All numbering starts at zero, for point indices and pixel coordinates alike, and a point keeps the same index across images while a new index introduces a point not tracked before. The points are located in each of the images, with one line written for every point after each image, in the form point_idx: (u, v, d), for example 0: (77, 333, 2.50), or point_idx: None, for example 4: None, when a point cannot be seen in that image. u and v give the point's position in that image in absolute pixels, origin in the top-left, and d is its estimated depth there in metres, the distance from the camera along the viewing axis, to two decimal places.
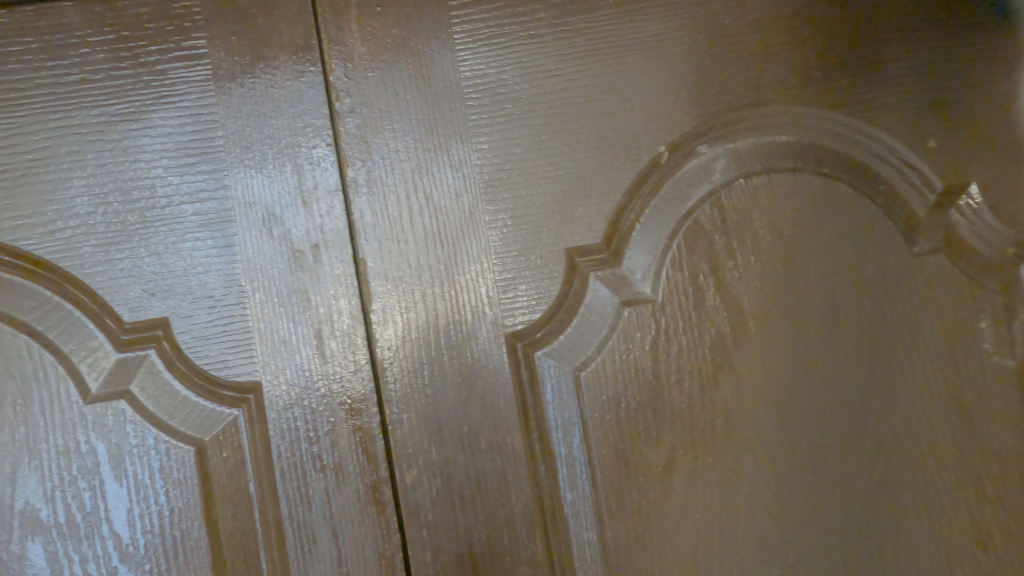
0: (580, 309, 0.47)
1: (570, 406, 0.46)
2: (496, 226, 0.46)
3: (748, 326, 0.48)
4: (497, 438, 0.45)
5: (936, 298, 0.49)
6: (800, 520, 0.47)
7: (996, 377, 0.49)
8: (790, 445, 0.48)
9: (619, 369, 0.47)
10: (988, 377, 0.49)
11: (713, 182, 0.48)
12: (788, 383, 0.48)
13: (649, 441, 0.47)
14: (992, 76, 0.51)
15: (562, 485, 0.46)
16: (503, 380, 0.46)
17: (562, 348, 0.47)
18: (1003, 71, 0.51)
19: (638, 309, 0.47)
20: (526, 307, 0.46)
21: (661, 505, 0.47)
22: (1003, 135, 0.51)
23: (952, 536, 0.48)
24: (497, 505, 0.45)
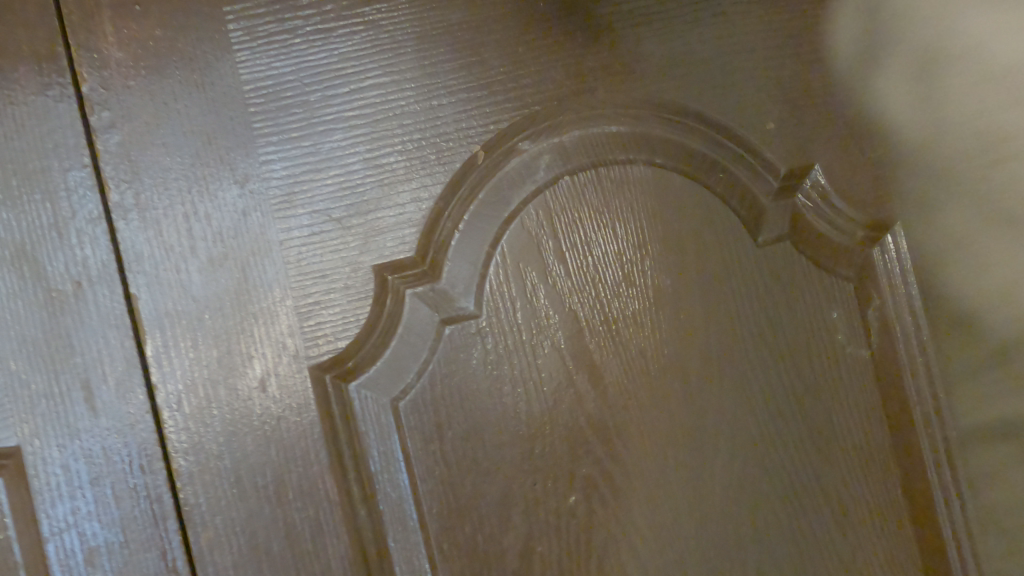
0: (396, 331, 0.42)
1: (389, 440, 0.42)
2: (292, 246, 0.41)
3: (585, 333, 0.44)
4: (306, 484, 0.40)
5: (783, 293, 0.46)
6: (649, 544, 0.44)
7: (852, 375, 0.47)
8: (637, 465, 0.44)
9: (443, 395, 0.42)
10: (849, 375, 0.47)
11: (536, 181, 0.44)
12: (629, 398, 0.44)
13: (481, 471, 0.42)
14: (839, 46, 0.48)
15: (388, 527, 0.41)
16: (310, 418, 0.41)
17: (378, 376, 0.42)
18: (853, 38, 0.48)
19: (461, 327, 0.43)
20: (331, 334, 0.41)
21: (498, 539, 0.42)
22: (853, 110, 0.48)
23: (811, 542, 0.46)
24: (312, 558, 0.40)
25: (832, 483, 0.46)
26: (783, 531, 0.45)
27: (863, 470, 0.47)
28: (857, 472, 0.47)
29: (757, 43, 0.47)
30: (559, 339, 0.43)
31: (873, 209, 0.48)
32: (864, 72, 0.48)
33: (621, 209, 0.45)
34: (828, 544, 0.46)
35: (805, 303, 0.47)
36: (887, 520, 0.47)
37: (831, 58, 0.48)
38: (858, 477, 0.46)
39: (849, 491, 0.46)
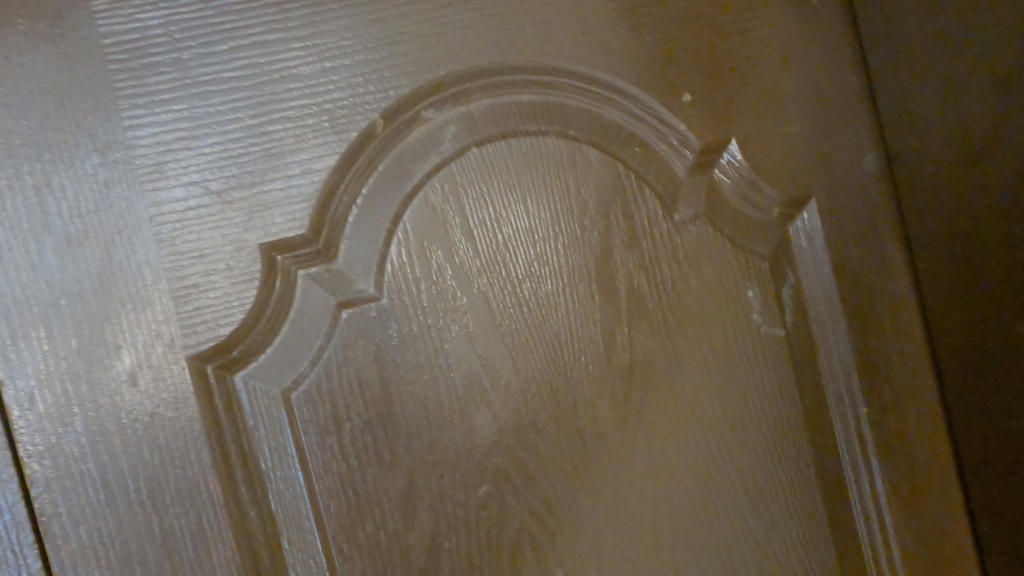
0: (288, 316, 0.39)
1: (281, 434, 0.38)
2: (164, 223, 0.37)
3: (495, 315, 0.41)
4: (185, 487, 0.36)
5: (702, 271, 0.45)
6: (563, 535, 0.42)
7: (770, 354, 0.46)
8: (551, 454, 0.42)
9: (340, 384, 0.39)
10: (766, 355, 0.46)
11: (441, 152, 0.41)
12: (543, 383, 0.42)
13: (384, 465, 0.39)
14: (757, 17, 0.46)
15: (281, 528, 0.38)
16: (188, 414, 0.37)
17: (267, 366, 0.38)
18: (771, 10, 0.46)
19: (360, 310, 0.39)
20: (211, 320, 0.37)
21: (402, 536, 0.40)
22: (770, 83, 0.47)
23: (728, 525, 0.45)
24: (194, 566, 0.37)
25: (747, 464, 0.45)
26: (699, 515, 0.45)
27: (778, 451, 0.46)
28: (773, 454, 0.46)
29: (676, 9, 0.45)
30: (467, 322, 0.41)
31: (788, 186, 0.47)
32: (781, 45, 0.47)
33: (532, 184, 0.42)
34: (744, 525, 0.45)
35: (725, 282, 0.45)
36: (802, 499, 0.47)
37: (750, 29, 0.46)
38: (773, 458, 0.46)
39: (765, 472, 0.46)
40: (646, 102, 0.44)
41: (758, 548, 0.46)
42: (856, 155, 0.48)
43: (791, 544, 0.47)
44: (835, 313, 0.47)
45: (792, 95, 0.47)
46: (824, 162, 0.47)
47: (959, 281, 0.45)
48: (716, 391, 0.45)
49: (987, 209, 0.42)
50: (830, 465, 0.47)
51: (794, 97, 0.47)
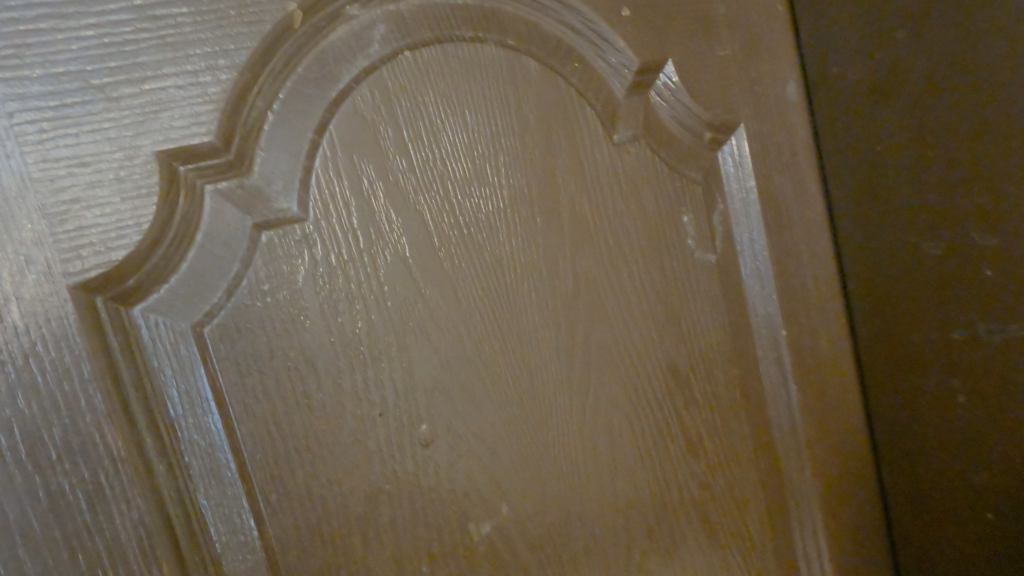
0: (195, 239, 0.33)
1: (193, 374, 0.33)
2: (29, 122, 0.30)
3: (432, 239, 0.38)
4: (76, 440, 0.31)
5: (639, 195, 0.44)
6: (508, 473, 0.40)
7: (702, 279, 0.46)
8: (496, 388, 0.40)
9: (261, 318, 0.34)
10: (699, 279, 0.46)
11: (369, 56, 0.36)
12: (486, 313, 0.39)
13: (314, 407, 0.36)
14: None
15: (196, 482, 0.33)
16: (75, 354, 0.30)
17: (171, 298, 0.33)
18: None
19: (282, 233, 0.35)
20: (99, 243, 0.31)
21: (338, 483, 0.36)
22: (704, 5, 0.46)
23: (666, 451, 0.45)
24: (92, 533, 0.31)
25: (682, 391, 0.46)
26: (640, 443, 0.44)
27: (710, 375, 0.47)
28: (705, 379, 0.47)
29: None
30: (402, 246, 0.37)
31: (718, 111, 0.47)
32: None
33: (470, 97, 0.39)
34: (680, 451, 0.46)
35: (662, 207, 0.44)
36: (731, 423, 0.48)
37: None
38: (705, 384, 0.47)
39: (697, 397, 0.46)
40: (585, 14, 0.42)
41: (693, 471, 0.46)
42: (779, 84, 0.49)
43: (722, 464, 0.48)
44: (759, 240, 0.48)
45: (722, 19, 0.46)
46: (752, 89, 0.47)
47: (871, 204, 0.49)
48: (654, 317, 0.44)
49: (904, 130, 0.45)
50: (755, 387, 0.49)
51: (724, 21, 0.46)
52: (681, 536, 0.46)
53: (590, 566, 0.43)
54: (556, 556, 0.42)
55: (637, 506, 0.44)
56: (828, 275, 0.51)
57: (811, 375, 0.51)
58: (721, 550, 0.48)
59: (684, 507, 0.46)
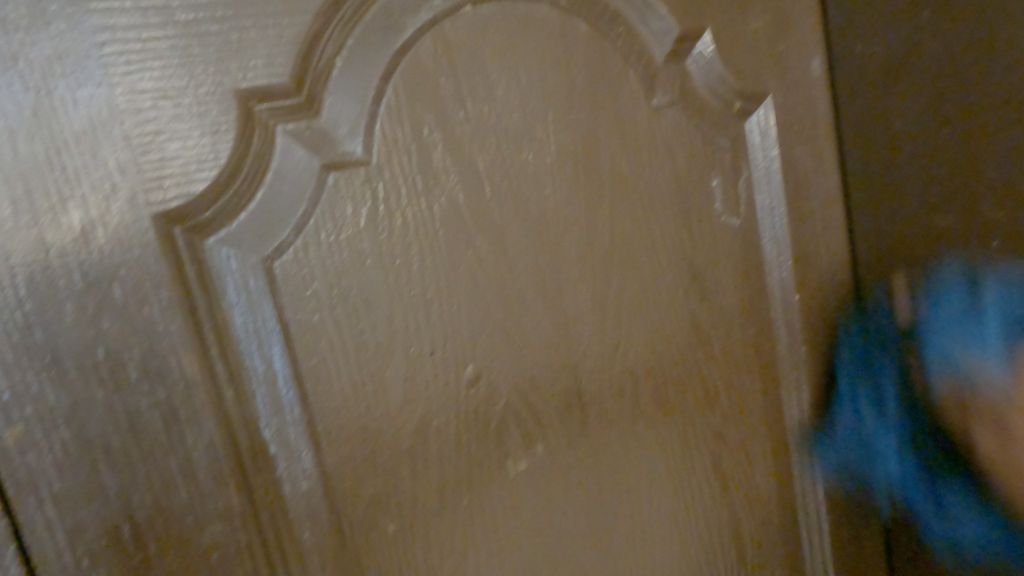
0: (266, 177, 0.34)
1: (261, 306, 0.35)
2: (117, 54, 0.31)
3: (483, 189, 0.40)
4: (154, 362, 0.32)
5: (674, 158, 0.46)
6: (544, 415, 0.43)
7: (727, 242, 0.49)
8: (537, 334, 0.42)
9: (325, 255, 0.36)
10: (724, 241, 0.49)
11: (432, 7, 0.37)
12: (530, 262, 0.41)
13: (371, 342, 0.37)
14: None
15: (262, 410, 0.35)
16: (155, 280, 0.32)
17: (243, 233, 0.34)
18: None
19: (347, 175, 0.36)
20: (179, 175, 0.32)
21: (390, 416, 0.38)
22: None
23: (686, 402, 0.48)
24: (167, 451, 0.33)
25: (702, 347, 0.48)
26: (664, 392, 0.47)
27: (729, 333, 0.50)
28: (724, 336, 0.49)
29: None
30: (456, 194, 0.39)
31: (748, 82, 0.49)
32: None
33: (524, 54, 0.40)
34: (697, 403, 0.48)
35: (693, 171, 0.47)
36: (744, 381, 0.51)
37: None
38: (723, 342, 0.49)
39: (716, 353, 0.49)
40: None
41: (709, 422, 0.49)
42: (806, 58, 0.51)
43: (735, 418, 0.50)
44: (778, 208, 0.51)
45: None
46: (780, 63, 0.50)
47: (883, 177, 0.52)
48: (682, 274, 0.47)
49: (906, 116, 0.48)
50: (769, 346, 0.51)
51: None
52: (695, 482, 0.49)
53: (613, 506, 0.46)
54: (582, 494, 0.45)
55: (657, 452, 0.47)
56: (839, 244, 0.54)
57: (819, 340, 0.53)
58: (729, 497, 0.51)
59: (698, 456, 0.49)
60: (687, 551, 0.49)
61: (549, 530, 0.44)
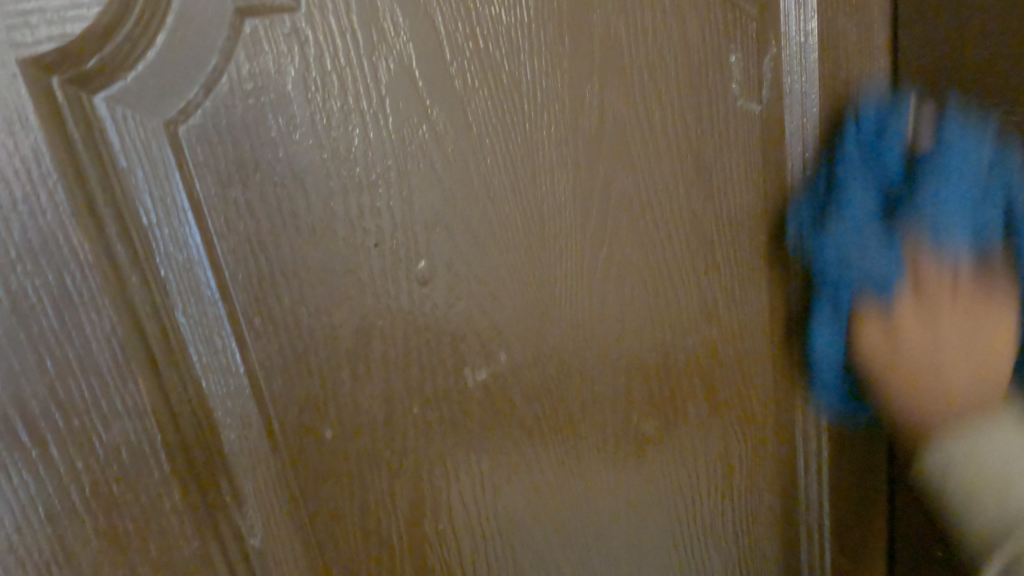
0: (166, 21, 0.28)
1: (168, 179, 0.30)
2: None
3: (442, 51, 0.33)
4: (38, 237, 0.28)
5: (684, 25, 0.38)
6: (509, 324, 0.38)
7: (739, 130, 0.41)
8: (502, 233, 0.36)
9: (244, 124, 0.30)
10: (738, 132, 0.41)
11: None
12: (498, 145, 0.35)
13: (303, 230, 0.32)
14: None
15: (174, 298, 0.31)
16: (32, 139, 0.27)
17: (142, 89, 0.28)
18: None
19: (269, 23, 0.30)
20: (55, 12, 0.26)
21: (326, 315, 0.34)
22: None
23: (679, 316, 0.43)
24: (62, 338, 0.29)
25: (702, 256, 0.42)
26: (650, 304, 0.42)
27: (738, 242, 0.43)
28: (732, 244, 0.43)
29: None
30: (408, 55, 0.32)
31: None
32: None
33: None
34: (690, 316, 0.43)
35: (707, 43, 0.39)
36: (750, 298, 0.45)
37: None
38: (727, 253, 0.43)
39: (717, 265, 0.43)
40: None
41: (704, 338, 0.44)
42: None
43: (734, 337, 0.45)
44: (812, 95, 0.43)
45: None
46: None
47: None
48: (684, 168, 0.40)
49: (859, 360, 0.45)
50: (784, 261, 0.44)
51: None
52: (681, 404, 0.45)
53: (585, 422, 0.42)
54: (552, 408, 0.41)
55: (640, 367, 0.42)
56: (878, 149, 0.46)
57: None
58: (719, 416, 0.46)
59: (685, 377, 0.44)
60: (666, 474, 0.45)
61: (511, 446, 0.40)
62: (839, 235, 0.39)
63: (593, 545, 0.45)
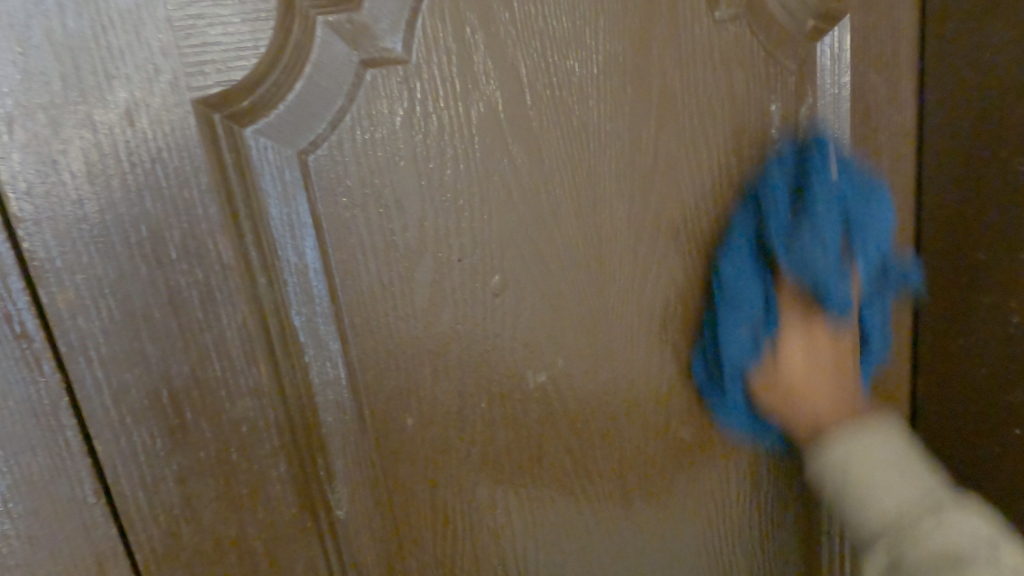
0: (304, 70, 0.34)
1: (296, 199, 0.36)
2: None
3: (524, 97, 0.39)
4: (193, 242, 0.34)
5: (731, 76, 0.43)
6: (567, 332, 0.43)
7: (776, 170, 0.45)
8: (565, 253, 0.42)
9: (359, 154, 0.36)
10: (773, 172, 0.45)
11: None
12: (567, 177, 0.41)
13: (400, 244, 0.38)
14: None
15: (292, 299, 0.37)
16: (194, 163, 0.33)
17: (280, 125, 0.35)
18: None
19: (385, 72, 0.36)
20: (220, 62, 0.33)
21: (414, 317, 0.39)
22: None
23: None
24: (204, 326, 0.35)
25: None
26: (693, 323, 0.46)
27: None
28: None
29: None
30: (495, 100, 0.38)
31: None
32: None
33: None
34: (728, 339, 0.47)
35: (751, 92, 0.44)
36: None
37: None
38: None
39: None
40: None
41: None
42: None
43: None
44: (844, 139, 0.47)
45: None
46: None
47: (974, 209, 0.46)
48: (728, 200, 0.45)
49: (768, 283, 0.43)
50: None
51: None
52: (718, 418, 0.49)
53: (630, 425, 0.47)
54: (600, 412, 0.45)
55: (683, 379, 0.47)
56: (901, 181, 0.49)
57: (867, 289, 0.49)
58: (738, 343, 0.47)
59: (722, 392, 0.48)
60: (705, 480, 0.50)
61: (562, 443, 0.45)
62: (861, 237, 0.40)
63: (633, 542, 0.49)
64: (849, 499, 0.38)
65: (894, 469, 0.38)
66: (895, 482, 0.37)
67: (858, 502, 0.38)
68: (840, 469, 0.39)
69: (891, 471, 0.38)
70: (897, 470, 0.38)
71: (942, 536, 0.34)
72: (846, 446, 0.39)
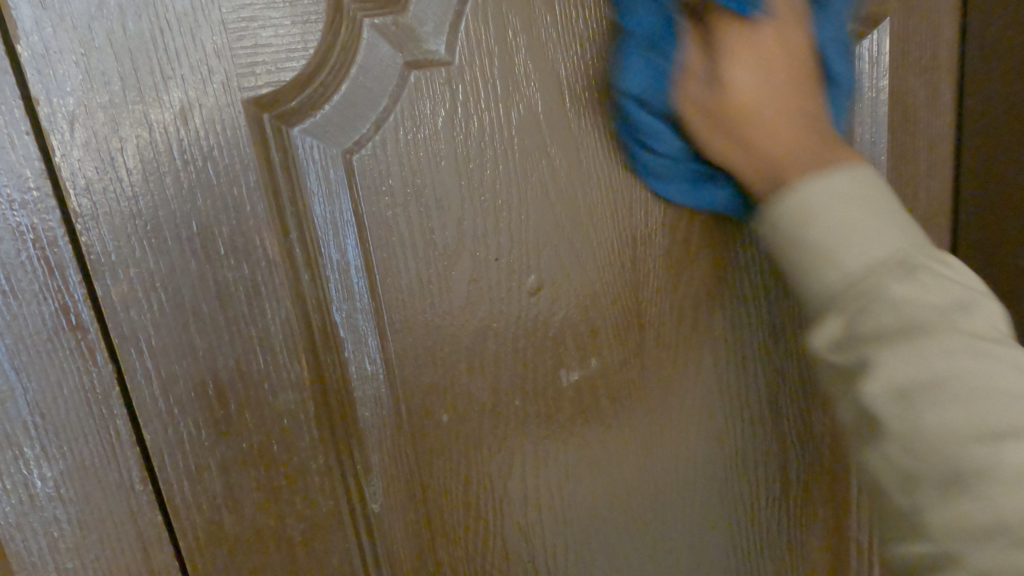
0: (350, 71, 0.35)
1: (339, 197, 0.36)
2: None
3: (563, 99, 0.39)
4: (241, 239, 0.35)
5: None
6: (600, 332, 0.44)
7: None
8: (600, 254, 0.42)
9: (402, 154, 0.37)
10: None
11: None
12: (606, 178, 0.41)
13: (439, 242, 0.39)
14: None
15: (334, 295, 0.38)
16: (243, 162, 0.34)
17: (325, 124, 0.35)
18: None
19: (429, 73, 0.36)
20: (270, 64, 0.33)
21: (451, 314, 0.40)
22: None
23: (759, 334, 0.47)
24: (249, 321, 0.36)
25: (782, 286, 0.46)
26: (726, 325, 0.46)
27: None
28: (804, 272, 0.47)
29: None
30: (535, 102, 0.38)
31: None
32: None
33: None
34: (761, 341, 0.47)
35: None
36: None
37: None
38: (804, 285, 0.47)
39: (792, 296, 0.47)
40: None
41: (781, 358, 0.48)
42: None
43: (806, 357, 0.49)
44: (881, 142, 0.47)
45: None
46: None
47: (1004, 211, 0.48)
48: None
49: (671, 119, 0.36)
50: None
51: None
52: (747, 419, 0.49)
53: (662, 424, 0.47)
54: (631, 411, 0.46)
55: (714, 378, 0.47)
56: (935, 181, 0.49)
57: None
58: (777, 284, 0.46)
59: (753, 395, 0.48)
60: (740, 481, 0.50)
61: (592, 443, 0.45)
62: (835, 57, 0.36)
63: (659, 541, 0.49)
64: (788, 270, 0.31)
65: (857, 216, 0.29)
66: (873, 235, 0.28)
67: (805, 275, 0.30)
68: (801, 214, 0.31)
69: (858, 216, 0.29)
70: (862, 227, 0.29)
71: (905, 299, 0.26)
72: (800, 205, 0.31)
